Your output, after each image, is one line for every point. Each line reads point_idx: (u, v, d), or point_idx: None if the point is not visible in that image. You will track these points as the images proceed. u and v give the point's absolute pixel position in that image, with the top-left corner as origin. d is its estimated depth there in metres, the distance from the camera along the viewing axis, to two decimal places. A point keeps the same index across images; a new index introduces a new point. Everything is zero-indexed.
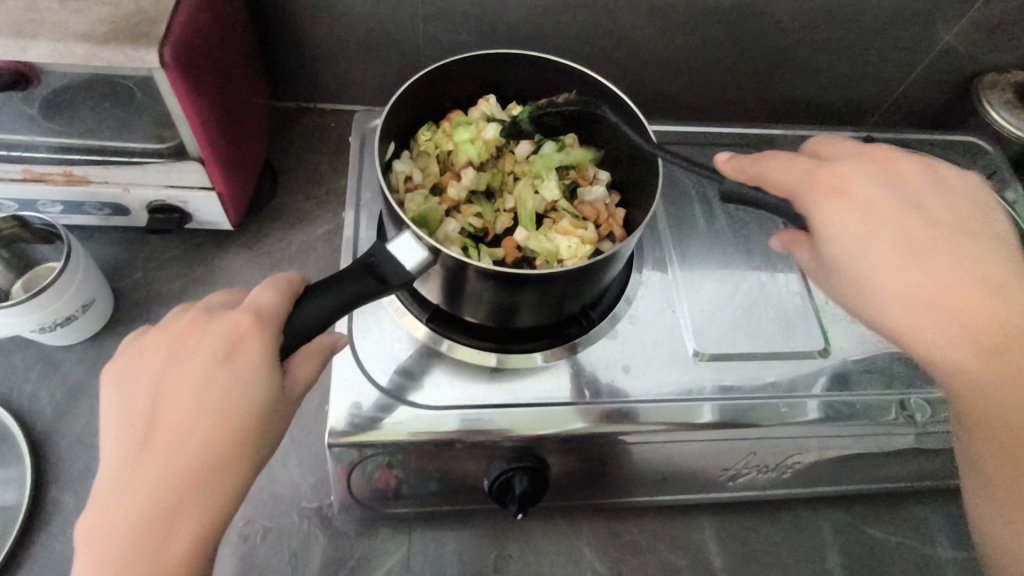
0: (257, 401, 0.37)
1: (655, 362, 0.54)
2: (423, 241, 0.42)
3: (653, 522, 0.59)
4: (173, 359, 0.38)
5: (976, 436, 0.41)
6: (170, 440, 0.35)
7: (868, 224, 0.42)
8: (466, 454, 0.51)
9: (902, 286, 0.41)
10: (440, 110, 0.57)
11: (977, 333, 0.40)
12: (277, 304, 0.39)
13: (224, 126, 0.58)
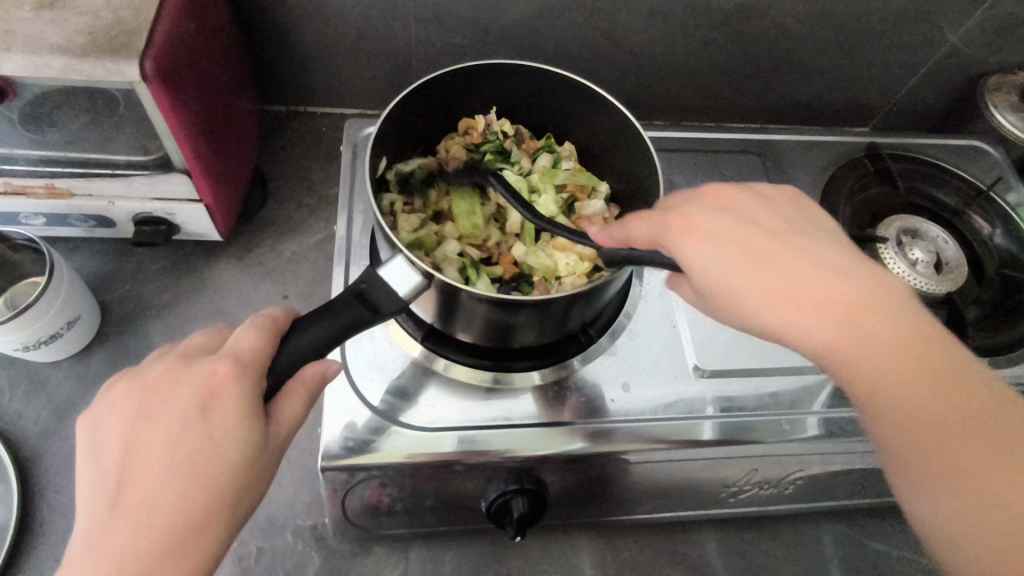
0: (236, 458, 0.34)
1: (655, 378, 0.53)
2: (417, 266, 0.40)
3: (653, 538, 0.58)
4: (145, 413, 0.35)
5: (919, 479, 0.36)
6: (140, 503, 0.32)
7: (752, 238, 0.39)
8: (463, 474, 0.50)
9: (789, 300, 0.37)
10: (434, 121, 0.55)
11: (865, 348, 0.36)
12: (260, 351, 0.37)
13: (210, 137, 0.57)
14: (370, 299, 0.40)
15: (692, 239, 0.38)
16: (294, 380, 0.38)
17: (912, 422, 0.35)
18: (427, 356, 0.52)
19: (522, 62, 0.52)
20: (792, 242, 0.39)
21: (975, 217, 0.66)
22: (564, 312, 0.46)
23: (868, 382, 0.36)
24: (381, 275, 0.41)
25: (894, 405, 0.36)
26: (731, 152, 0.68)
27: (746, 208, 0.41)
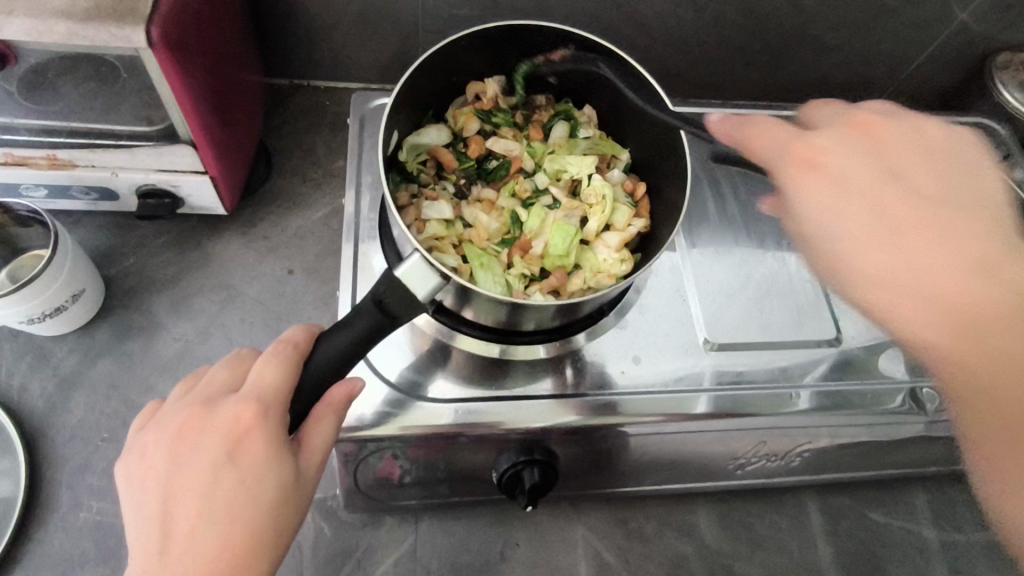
0: (270, 499, 0.35)
1: (665, 352, 0.53)
2: (433, 269, 0.40)
3: (659, 509, 0.59)
4: (176, 459, 0.36)
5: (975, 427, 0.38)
6: (182, 551, 0.33)
7: (879, 187, 0.41)
8: (472, 447, 0.50)
9: (866, 241, 0.39)
10: (451, 85, 0.55)
11: (949, 283, 0.38)
12: (280, 384, 0.38)
13: (216, 108, 0.56)
14: (387, 305, 0.41)
15: (815, 177, 0.41)
16: (321, 406, 0.39)
17: (958, 360, 0.38)
18: (440, 330, 0.52)
19: (542, 24, 0.50)
20: (853, 172, 0.41)
21: None
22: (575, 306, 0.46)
23: (933, 318, 0.38)
24: (394, 281, 0.41)
25: (928, 338, 0.38)
26: None
27: (879, 148, 0.43)
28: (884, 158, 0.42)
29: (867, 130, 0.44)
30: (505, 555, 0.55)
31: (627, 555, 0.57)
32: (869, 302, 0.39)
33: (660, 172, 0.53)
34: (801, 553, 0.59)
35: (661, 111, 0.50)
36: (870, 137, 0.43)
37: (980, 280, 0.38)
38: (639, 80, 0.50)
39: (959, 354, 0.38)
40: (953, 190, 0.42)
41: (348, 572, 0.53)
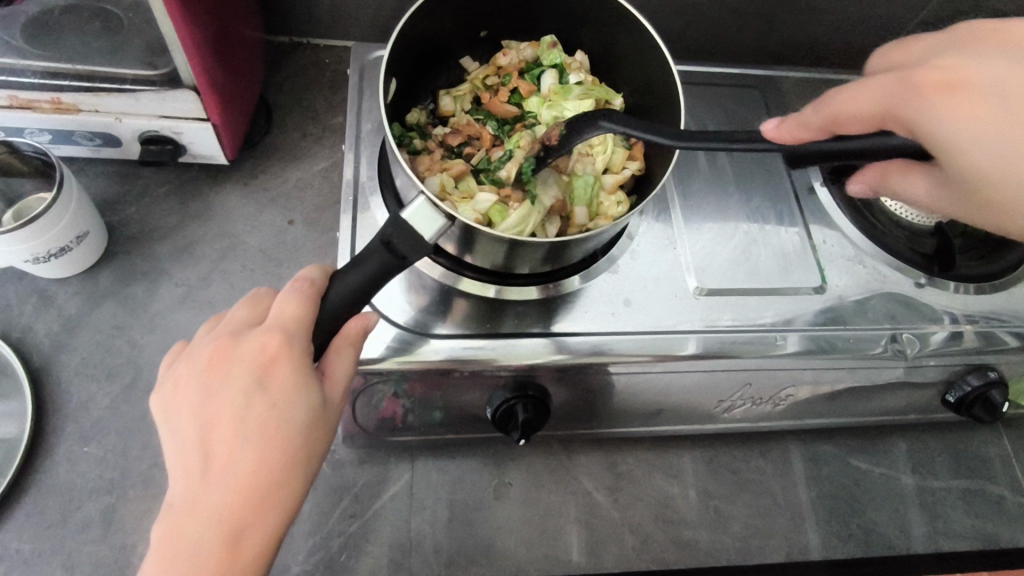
0: (301, 420, 0.36)
1: (656, 297, 0.55)
2: (439, 210, 0.41)
3: (646, 451, 0.61)
4: (208, 386, 0.36)
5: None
6: (222, 469, 0.34)
7: (975, 106, 0.37)
8: (468, 383, 0.51)
9: None
10: (449, 32, 0.56)
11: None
12: (304, 314, 0.38)
13: (217, 53, 0.56)
14: (395, 246, 0.41)
15: (958, 95, 0.38)
16: (340, 339, 0.39)
17: None
18: (439, 274, 0.53)
19: None
20: (983, 76, 0.38)
21: None
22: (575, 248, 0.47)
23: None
24: (402, 219, 0.41)
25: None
26: (734, 88, 0.69)
27: (933, 81, 0.39)
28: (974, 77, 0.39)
29: (947, 90, 0.38)
30: (499, 492, 0.57)
31: (616, 494, 0.59)
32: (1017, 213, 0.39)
33: (653, 117, 0.55)
34: (783, 496, 0.61)
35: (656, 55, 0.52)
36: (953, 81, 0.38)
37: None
38: (632, 23, 0.52)
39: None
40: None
41: (345, 506, 0.55)
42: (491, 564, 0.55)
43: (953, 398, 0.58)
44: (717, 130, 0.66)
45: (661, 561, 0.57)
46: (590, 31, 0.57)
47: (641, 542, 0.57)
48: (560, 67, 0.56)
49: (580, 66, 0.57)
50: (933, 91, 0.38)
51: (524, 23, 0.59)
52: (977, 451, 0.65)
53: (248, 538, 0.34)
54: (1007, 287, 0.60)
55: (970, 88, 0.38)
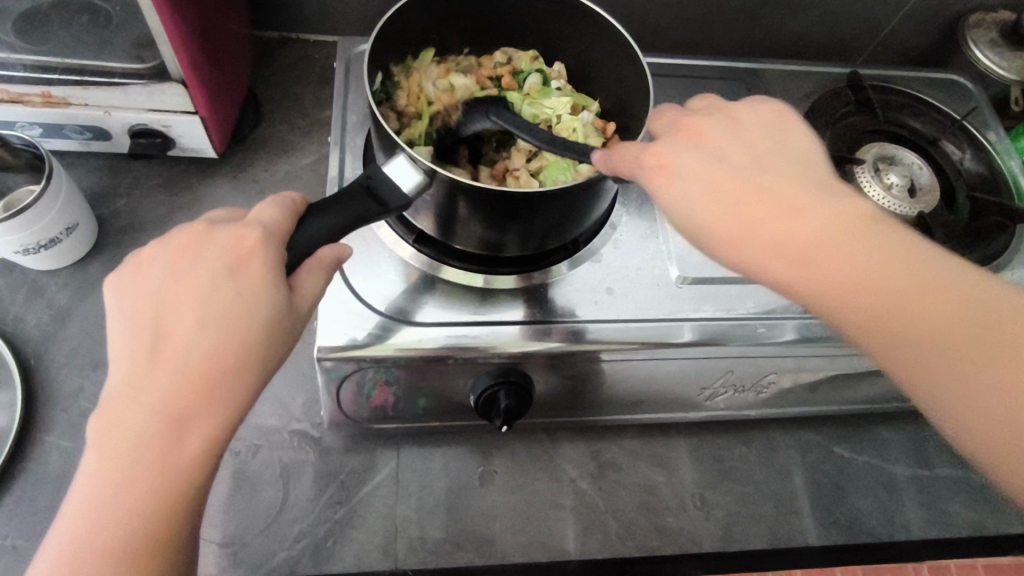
0: (263, 320, 0.36)
1: (639, 285, 0.55)
2: (418, 164, 0.42)
3: (632, 440, 0.61)
4: (171, 272, 0.36)
5: (888, 367, 0.36)
6: (175, 355, 0.34)
7: (696, 188, 0.38)
8: (455, 369, 0.52)
9: (814, 276, 0.36)
10: (426, 38, 0.57)
11: (865, 280, 0.35)
12: (282, 219, 0.38)
13: (205, 47, 0.57)
14: (377, 192, 0.41)
15: (662, 180, 0.39)
16: (312, 260, 0.38)
17: (875, 289, 0.35)
18: (424, 263, 0.53)
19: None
20: (683, 162, 0.39)
21: (945, 142, 0.69)
22: (560, 213, 0.47)
23: (893, 315, 0.35)
24: (383, 169, 0.42)
25: (927, 372, 0.34)
26: (719, 81, 0.70)
27: (689, 155, 0.39)
28: (731, 166, 0.39)
29: (711, 170, 0.38)
30: (484, 479, 0.58)
31: (600, 482, 0.59)
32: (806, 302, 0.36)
33: (627, 118, 0.56)
34: (767, 484, 0.61)
35: (627, 56, 0.53)
36: (669, 157, 0.39)
37: (903, 295, 0.34)
38: (608, 28, 0.53)
39: (914, 380, 0.35)
40: (823, 197, 0.37)
41: (332, 493, 0.56)
42: (477, 550, 0.55)
43: None
44: None
45: (645, 548, 0.57)
46: (568, 40, 0.58)
47: (625, 529, 0.58)
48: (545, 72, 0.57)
49: (558, 75, 0.58)
50: (661, 167, 0.39)
51: (503, 31, 0.59)
52: None
53: (193, 427, 0.34)
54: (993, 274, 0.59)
55: (749, 174, 0.38)
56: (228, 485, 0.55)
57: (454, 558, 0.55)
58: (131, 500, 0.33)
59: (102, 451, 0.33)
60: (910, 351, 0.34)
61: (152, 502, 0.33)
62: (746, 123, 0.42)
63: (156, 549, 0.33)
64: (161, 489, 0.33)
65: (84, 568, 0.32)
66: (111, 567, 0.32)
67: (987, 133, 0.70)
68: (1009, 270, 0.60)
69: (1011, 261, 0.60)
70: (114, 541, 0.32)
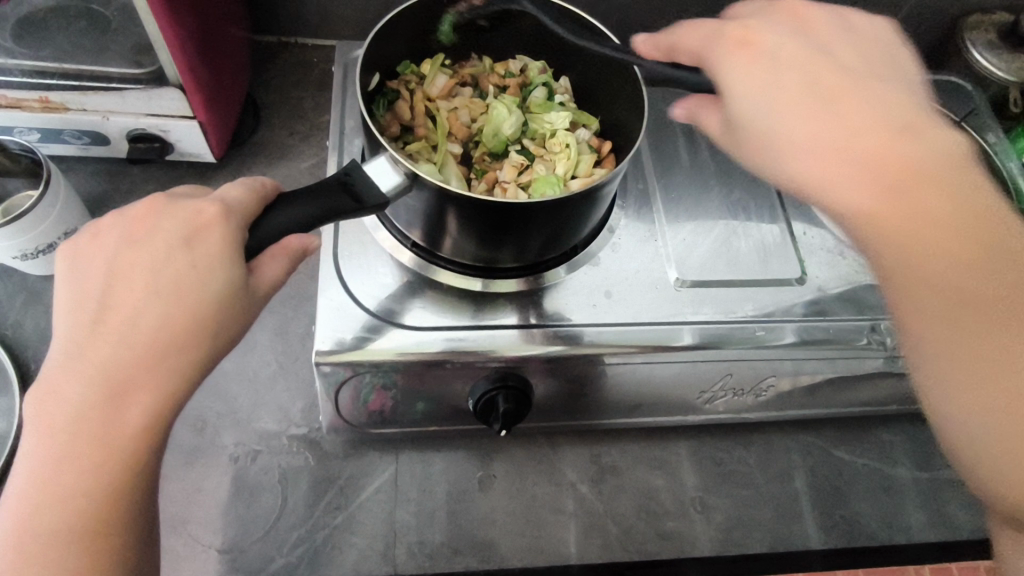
0: (212, 296, 0.35)
1: (637, 288, 0.55)
2: (400, 165, 0.42)
3: (631, 445, 0.61)
4: (125, 243, 0.37)
5: (898, 300, 0.35)
6: (119, 325, 0.34)
7: (787, 86, 0.37)
8: (454, 373, 0.51)
9: (896, 201, 0.34)
10: (424, 45, 0.57)
11: (910, 204, 0.34)
12: (243, 196, 0.38)
13: (203, 52, 0.57)
14: (352, 188, 0.41)
15: (744, 55, 0.38)
16: (275, 246, 0.39)
17: (878, 201, 0.34)
18: (420, 265, 0.53)
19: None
20: (777, 45, 0.38)
21: None
22: (555, 223, 0.46)
23: (903, 232, 0.34)
24: (364, 168, 0.42)
25: (927, 310, 0.34)
26: None
27: (789, 51, 0.38)
28: (846, 71, 0.38)
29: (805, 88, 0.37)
30: (484, 484, 0.58)
31: (600, 486, 0.59)
32: (842, 212, 0.36)
33: (620, 132, 0.55)
34: (767, 487, 0.61)
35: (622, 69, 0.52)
36: (764, 52, 0.38)
37: (964, 225, 0.34)
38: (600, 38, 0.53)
39: (907, 302, 0.35)
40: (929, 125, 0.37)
41: (330, 499, 0.56)
42: (476, 555, 0.55)
43: None
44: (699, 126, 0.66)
45: (645, 552, 0.57)
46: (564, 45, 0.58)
47: (624, 533, 0.57)
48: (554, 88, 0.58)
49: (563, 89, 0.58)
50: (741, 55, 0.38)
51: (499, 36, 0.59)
52: None
53: (134, 399, 0.34)
54: None
55: (785, 66, 0.38)
56: (226, 490, 0.54)
57: (453, 564, 0.54)
58: (69, 468, 0.33)
59: (46, 418, 0.34)
60: (907, 274, 0.35)
61: (90, 472, 0.33)
62: (808, 16, 0.42)
63: (92, 520, 0.33)
64: (100, 460, 0.33)
65: (22, 533, 0.33)
66: (47, 535, 0.33)
67: (985, 135, 0.70)
68: None
69: None
70: (52, 509, 0.33)
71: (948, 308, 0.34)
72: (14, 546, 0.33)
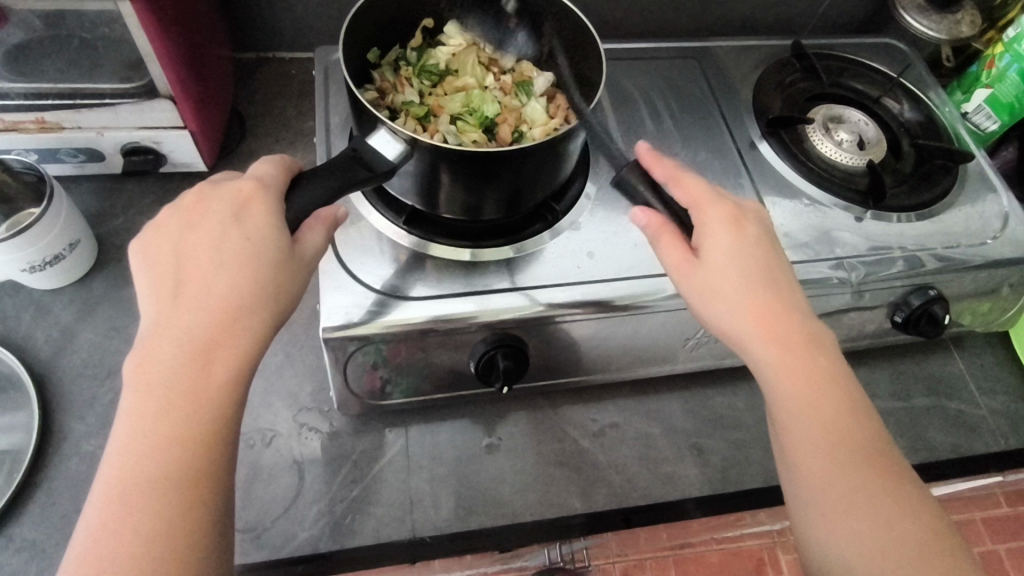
0: (271, 259, 0.39)
1: (617, 248, 0.59)
2: (399, 135, 0.45)
3: (628, 401, 0.65)
4: (186, 226, 0.40)
5: (817, 508, 0.43)
6: (195, 293, 0.38)
7: (754, 272, 0.47)
8: (451, 342, 0.55)
9: (787, 358, 0.45)
10: (391, 32, 0.60)
11: (827, 443, 0.44)
12: (277, 172, 0.42)
13: (190, 63, 0.60)
14: (363, 161, 0.44)
15: (716, 239, 0.47)
16: (313, 219, 0.43)
17: (846, 492, 0.43)
18: (415, 242, 0.57)
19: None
20: (752, 227, 0.49)
21: (887, 100, 0.74)
22: (532, 172, 0.51)
23: (819, 440, 0.44)
24: (369, 141, 0.45)
25: (817, 469, 0.44)
26: (672, 61, 0.75)
27: (738, 220, 0.48)
28: (793, 281, 0.48)
29: (761, 279, 0.47)
30: (491, 449, 0.61)
31: (601, 440, 0.62)
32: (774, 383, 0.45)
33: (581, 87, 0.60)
34: (758, 429, 0.65)
35: (579, 31, 0.57)
36: (737, 216, 0.49)
37: (842, 435, 0.44)
38: (555, 6, 0.57)
39: (799, 438, 0.44)
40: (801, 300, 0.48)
41: (346, 473, 0.58)
42: (489, 513, 0.58)
43: (900, 317, 0.63)
44: (661, 98, 0.71)
45: (650, 496, 0.60)
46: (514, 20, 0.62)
47: (627, 481, 0.61)
48: None
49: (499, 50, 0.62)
50: (678, 246, 0.48)
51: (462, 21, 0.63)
52: (919, 372, 0.71)
53: (216, 355, 0.37)
54: (939, 213, 0.66)
55: (768, 262, 0.48)
56: (243, 475, 0.56)
57: (469, 523, 0.57)
58: (164, 426, 0.35)
59: (139, 384, 0.36)
60: (795, 430, 0.45)
61: (186, 426, 0.35)
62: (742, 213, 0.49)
63: (196, 474, 0.35)
64: (195, 416, 0.36)
65: (126, 495, 0.34)
66: (149, 490, 0.34)
67: (926, 92, 0.77)
68: (953, 208, 0.66)
69: (954, 201, 0.67)
70: (152, 467, 0.35)
71: (841, 496, 0.43)
72: (116, 508, 0.34)
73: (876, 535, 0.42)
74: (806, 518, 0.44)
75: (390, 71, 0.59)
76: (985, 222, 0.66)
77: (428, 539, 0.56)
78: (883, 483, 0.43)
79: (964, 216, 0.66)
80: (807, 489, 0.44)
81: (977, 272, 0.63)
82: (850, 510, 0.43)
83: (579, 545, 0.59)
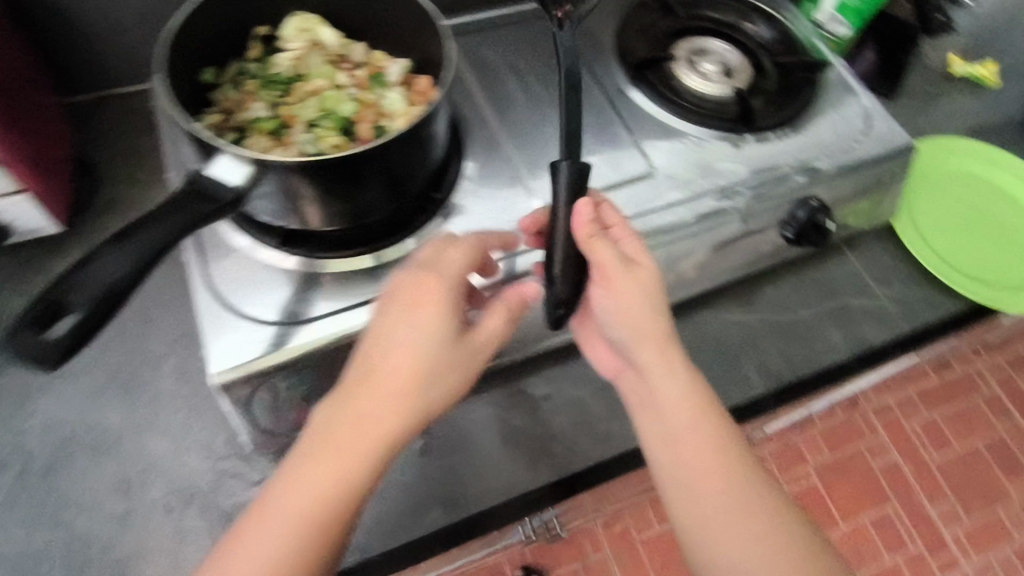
0: (417, 369, 0.43)
1: (506, 224, 0.58)
2: (242, 157, 0.43)
3: (554, 370, 0.65)
4: (377, 331, 0.44)
5: (694, 516, 0.46)
6: (351, 419, 0.42)
7: (650, 306, 0.49)
8: (357, 356, 0.53)
9: (667, 383, 0.49)
10: (220, 45, 0.56)
11: (704, 462, 0.47)
12: (458, 266, 0.46)
13: (8, 123, 0.55)
14: (205, 193, 0.42)
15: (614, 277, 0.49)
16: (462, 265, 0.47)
17: (723, 507, 0.46)
18: (295, 262, 0.54)
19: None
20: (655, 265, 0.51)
21: (745, 23, 0.75)
22: (397, 167, 0.50)
23: (698, 458, 0.47)
24: (209, 169, 0.43)
25: (697, 482, 0.47)
26: (529, 20, 0.73)
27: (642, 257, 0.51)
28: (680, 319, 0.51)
29: (654, 311, 0.49)
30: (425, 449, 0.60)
31: (535, 414, 0.62)
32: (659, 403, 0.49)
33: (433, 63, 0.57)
34: None
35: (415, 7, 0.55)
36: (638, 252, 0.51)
37: (719, 457, 0.47)
38: None
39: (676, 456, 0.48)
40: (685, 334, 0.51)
41: None
42: (436, 513, 0.58)
43: (791, 233, 0.65)
44: (524, 61, 0.69)
45: (590, 457, 0.61)
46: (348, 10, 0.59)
47: (567, 448, 0.61)
48: (306, 21, 0.58)
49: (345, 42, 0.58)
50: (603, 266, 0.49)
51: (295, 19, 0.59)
52: (818, 278, 0.75)
53: (343, 488, 0.42)
54: (808, 125, 0.68)
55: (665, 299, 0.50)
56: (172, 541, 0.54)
57: (416, 528, 0.57)
58: (301, 541, 0.41)
59: (271, 511, 0.41)
60: (674, 446, 0.48)
61: (329, 538, 0.41)
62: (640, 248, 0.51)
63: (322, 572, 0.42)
64: (324, 535, 0.41)
65: None
66: None
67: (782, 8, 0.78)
68: (818, 117, 0.69)
69: (818, 110, 0.69)
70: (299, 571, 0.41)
71: (718, 509, 0.46)
72: None
73: (744, 544, 0.45)
74: (684, 526, 0.47)
75: (232, 89, 0.56)
76: (850, 124, 0.69)
77: (380, 555, 0.56)
78: (755, 495, 0.47)
79: (831, 123, 0.69)
80: (685, 499, 0.47)
81: (850, 175, 0.66)
82: (723, 523, 0.46)
83: (548, 515, 0.61)
